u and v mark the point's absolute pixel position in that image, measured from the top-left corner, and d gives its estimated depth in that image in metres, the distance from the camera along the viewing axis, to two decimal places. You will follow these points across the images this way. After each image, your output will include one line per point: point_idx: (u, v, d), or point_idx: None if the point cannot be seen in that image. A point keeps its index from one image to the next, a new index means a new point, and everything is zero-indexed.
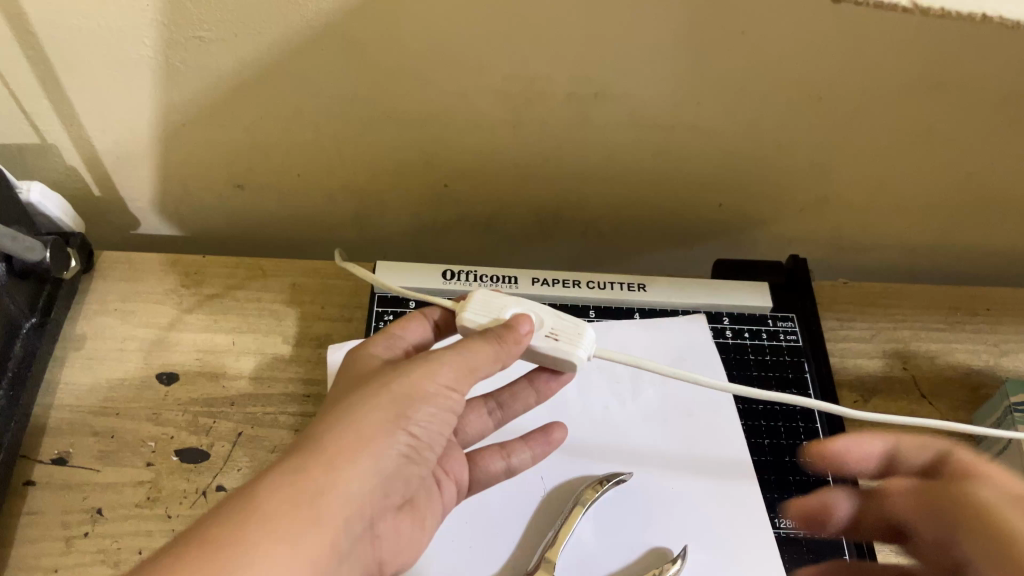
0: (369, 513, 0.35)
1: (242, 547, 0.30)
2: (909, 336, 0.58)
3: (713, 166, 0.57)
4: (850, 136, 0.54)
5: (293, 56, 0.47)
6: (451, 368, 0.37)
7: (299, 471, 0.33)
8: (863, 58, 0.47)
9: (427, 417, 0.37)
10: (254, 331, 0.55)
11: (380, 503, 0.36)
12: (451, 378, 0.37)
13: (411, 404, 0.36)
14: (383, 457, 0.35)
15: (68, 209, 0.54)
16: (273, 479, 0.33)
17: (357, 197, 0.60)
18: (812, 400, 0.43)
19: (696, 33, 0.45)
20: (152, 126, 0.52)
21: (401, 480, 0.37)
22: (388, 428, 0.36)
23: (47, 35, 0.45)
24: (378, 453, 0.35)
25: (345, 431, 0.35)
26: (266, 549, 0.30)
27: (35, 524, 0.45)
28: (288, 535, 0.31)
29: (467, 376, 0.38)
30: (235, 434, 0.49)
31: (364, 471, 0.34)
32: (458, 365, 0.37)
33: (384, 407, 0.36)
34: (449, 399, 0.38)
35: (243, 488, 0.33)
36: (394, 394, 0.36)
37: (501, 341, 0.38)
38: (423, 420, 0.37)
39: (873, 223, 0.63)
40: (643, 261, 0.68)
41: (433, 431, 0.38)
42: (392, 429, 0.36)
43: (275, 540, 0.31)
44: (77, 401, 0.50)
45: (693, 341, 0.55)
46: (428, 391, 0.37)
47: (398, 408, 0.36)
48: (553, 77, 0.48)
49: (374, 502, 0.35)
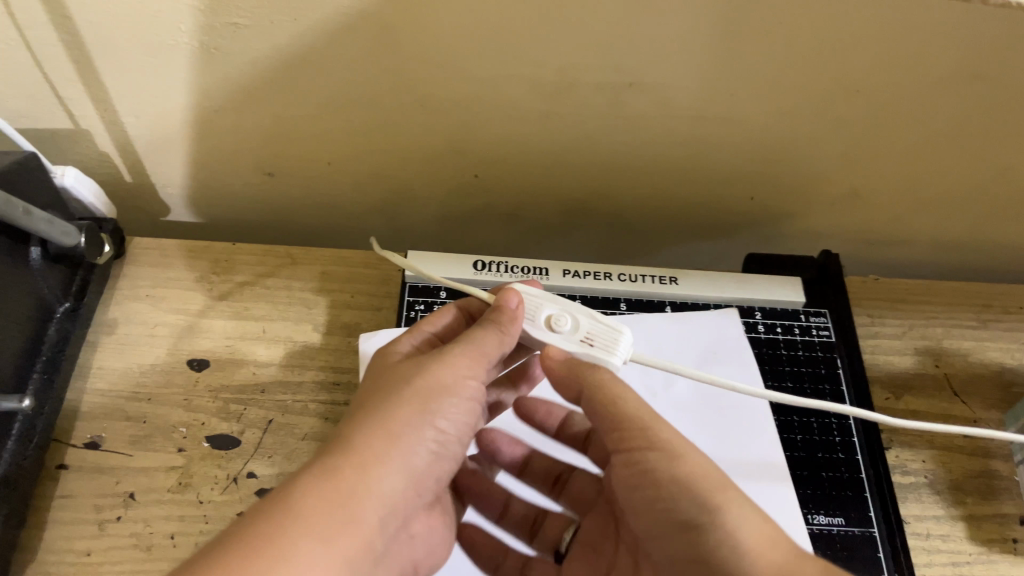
0: (402, 512, 0.35)
1: (281, 546, 0.30)
2: (942, 333, 0.58)
3: (744, 158, 0.56)
4: (886, 129, 0.53)
5: (328, 42, 0.47)
6: (465, 360, 0.38)
7: (330, 472, 0.33)
8: (903, 51, 0.46)
9: (452, 409, 0.37)
10: (285, 318, 0.55)
11: (412, 502, 0.36)
12: (468, 367, 0.38)
13: (434, 397, 0.37)
14: (410, 454, 0.36)
15: (101, 195, 0.54)
16: (305, 479, 0.33)
17: (387, 186, 0.60)
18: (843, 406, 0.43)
19: (735, 24, 0.45)
20: (185, 112, 0.52)
21: (432, 476, 0.37)
22: (414, 423, 0.36)
23: (83, 20, 0.45)
24: (406, 449, 0.35)
25: (370, 429, 0.35)
26: (304, 549, 0.30)
27: (68, 506, 0.45)
28: (324, 534, 0.31)
29: (481, 363, 0.39)
30: (266, 422, 0.50)
31: (392, 468, 0.35)
32: (469, 355, 0.38)
33: (407, 403, 0.36)
34: (470, 388, 0.38)
35: (276, 489, 0.32)
36: (414, 389, 0.37)
37: (501, 325, 0.40)
38: (450, 413, 0.37)
39: (905, 218, 0.62)
40: (671, 253, 0.68)
41: (459, 425, 0.38)
42: (418, 423, 0.36)
43: (312, 539, 0.31)
44: (109, 386, 0.50)
45: (726, 336, 0.54)
46: (448, 383, 0.38)
47: (421, 401, 0.37)
48: (588, 66, 0.48)
49: (406, 500, 0.35)
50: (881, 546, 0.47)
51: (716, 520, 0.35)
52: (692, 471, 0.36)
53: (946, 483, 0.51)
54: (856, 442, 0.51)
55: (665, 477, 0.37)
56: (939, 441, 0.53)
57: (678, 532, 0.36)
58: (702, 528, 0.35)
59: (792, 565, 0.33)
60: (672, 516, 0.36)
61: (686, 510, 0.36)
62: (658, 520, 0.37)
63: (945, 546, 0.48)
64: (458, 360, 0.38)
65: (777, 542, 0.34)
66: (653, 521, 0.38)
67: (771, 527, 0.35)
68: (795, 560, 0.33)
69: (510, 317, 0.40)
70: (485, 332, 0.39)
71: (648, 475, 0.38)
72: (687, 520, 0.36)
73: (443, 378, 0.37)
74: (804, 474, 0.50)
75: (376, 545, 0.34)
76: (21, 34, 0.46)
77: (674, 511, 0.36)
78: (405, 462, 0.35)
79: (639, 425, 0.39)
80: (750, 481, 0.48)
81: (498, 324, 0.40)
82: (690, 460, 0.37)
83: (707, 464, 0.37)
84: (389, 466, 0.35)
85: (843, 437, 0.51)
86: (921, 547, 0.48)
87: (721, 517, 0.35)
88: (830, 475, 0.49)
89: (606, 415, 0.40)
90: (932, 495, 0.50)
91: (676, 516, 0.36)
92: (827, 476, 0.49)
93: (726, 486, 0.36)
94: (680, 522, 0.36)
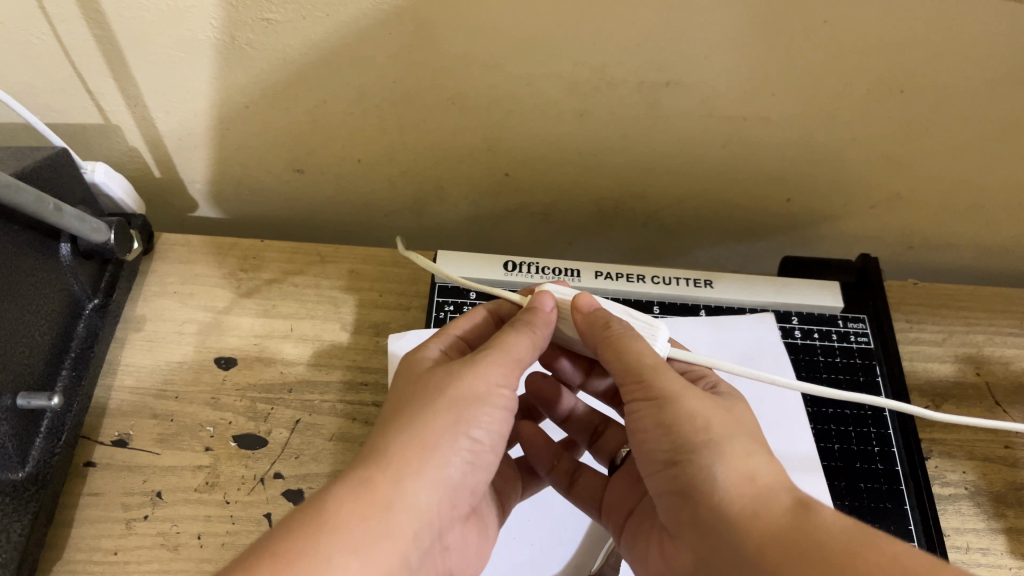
0: (438, 525, 0.34)
1: (317, 558, 0.29)
2: (983, 340, 0.56)
3: (782, 158, 0.55)
4: (930, 131, 0.52)
5: (360, 39, 0.46)
6: (498, 368, 0.38)
7: (364, 484, 0.32)
8: (953, 50, 0.45)
9: (486, 419, 0.37)
10: (313, 317, 0.55)
11: (448, 515, 0.35)
12: (501, 376, 0.38)
13: (468, 407, 0.36)
14: (446, 465, 0.35)
15: (131, 190, 0.54)
16: (339, 491, 0.32)
17: (417, 183, 0.60)
18: (883, 399, 0.39)
19: (779, 21, 0.43)
20: (216, 108, 0.52)
21: (469, 488, 0.36)
22: (448, 434, 0.35)
23: (116, 14, 0.44)
24: (440, 460, 0.35)
25: (405, 440, 0.34)
26: (338, 563, 0.29)
27: (95, 504, 0.45)
28: (358, 547, 0.30)
29: (514, 369, 0.39)
30: (294, 422, 0.49)
31: (427, 479, 0.34)
32: (503, 362, 0.38)
33: (441, 413, 0.36)
34: (503, 397, 0.38)
35: (308, 501, 0.32)
36: (448, 399, 0.36)
37: (534, 328, 0.40)
38: (484, 422, 0.37)
39: (946, 222, 0.61)
40: (702, 253, 0.67)
41: (494, 435, 0.37)
42: (452, 434, 0.35)
43: (348, 552, 0.30)
44: (137, 383, 0.50)
45: (761, 341, 0.54)
46: (482, 392, 0.37)
47: (455, 411, 0.36)
48: (625, 64, 0.47)
49: (442, 513, 0.34)
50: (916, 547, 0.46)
51: (696, 461, 0.36)
52: (677, 416, 0.37)
53: (987, 495, 0.49)
54: (895, 452, 0.50)
55: (653, 422, 0.38)
56: (980, 452, 0.51)
57: (664, 468, 0.38)
58: (683, 469, 0.36)
59: (760, 506, 0.34)
60: (659, 454, 0.38)
61: (670, 449, 0.37)
62: (648, 458, 0.39)
63: (984, 559, 0.46)
64: (491, 368, 0.38)
65: (753, 482, 0.35)
66: (643, 458, 0.39)
67: (749, 468, 0.35)
68: (764, 502, 0.34)
69: (544, 319, 0.41)
70: (519, 335, 0.39)
71: (638, 420, 0.39)
72: (672, 459, 0.37)
73: (477, 387, 0.37)
74: (841, 485, 0.49)
75: (413, 561, 0.32)
76: (53, 28, 0.45)
77: (659, 450, 0.38)
78: (440, 474, 0.34)
79: (636, 375, 0.38)
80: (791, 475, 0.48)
81: (530, 328, 0.40)
82: (679, 407, 0.37)
83: (697, 409, 0.37)
84: (424, 477, 0.34)
85: (882, 447, 0.50)
86: (962, 561, 0.46)
87: (700, 459, 0.36)
88: (868, 486, 0.49)
89: (611, 359, 0.40)
90: (972, 507, 0.48)
91: (662, 455, 0.38)
92: (865, 487, 0.49)
93: (711, 430, 0.37)
94: (666, 460, 0.37)
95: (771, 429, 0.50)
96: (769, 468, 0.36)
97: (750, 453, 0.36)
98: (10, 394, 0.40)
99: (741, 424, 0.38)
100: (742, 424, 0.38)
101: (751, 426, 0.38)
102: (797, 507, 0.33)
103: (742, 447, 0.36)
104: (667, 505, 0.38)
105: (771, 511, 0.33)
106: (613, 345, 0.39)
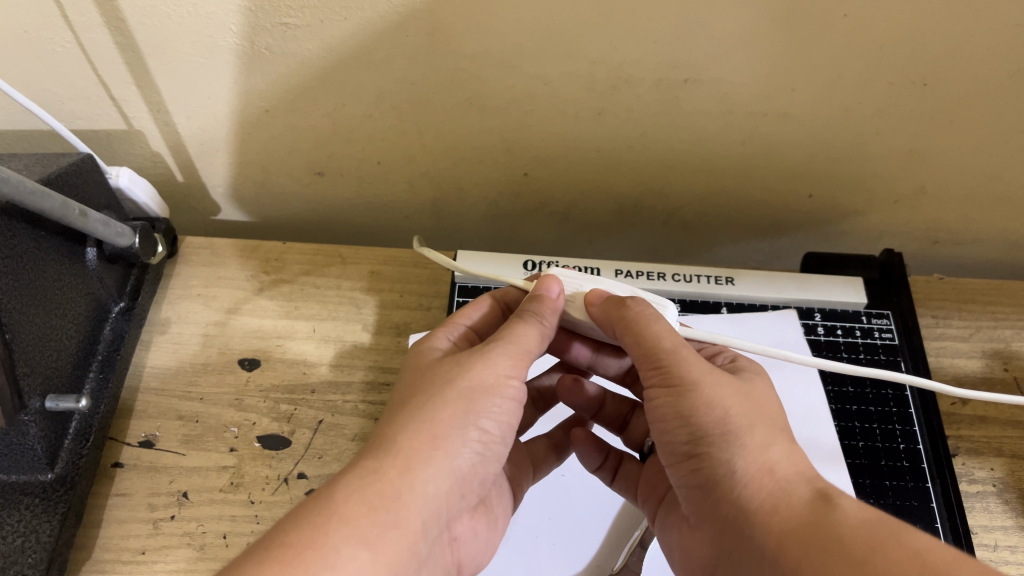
0: (447, 514, 0.35)
1: (327, 550, 0.29)
2: (1011, 335, 0.56)
3: (803, 153, 0.55)
4: (955, 123, 0.51)
5: (376, 42, 0.46)
6: (507, 358, 0.38)
7: (374, 476, 0.32)
8: (977, 41, 0.44)
9: (496, 409, 0.37)
10: (335, 318, 0.56)
11: (455, 505, 0.35)
12: (509, 366, 0.38)
13: (477, 397, 0.36)
14: (454, 456, 0.35)
15: (155, 195, 0.54)
16: (349, 482, 0.32)
17: (436, 184, 0.60)
18: (887, 373, 0.39)
19: (798, 15, 0.43)
20: (236, 113, 0.53)
21: (477, 478, 0.36)
22: (458, 425, 0.35)
23: (137, 21, 0.45)
24: (450, 451, 0.35)
25: (414, 431, 0.34)
26: (348, 554, 0.29)
27: (123, 504, 0.45)
28: (368, 537, 0.30)
29: (523, 361, 0.39)
30: (316, 422, 0.50)
31: (437, 470, 0.34)
32: (512, 353, 0.38)
33: (451, 403, 0.36)
34: (512, 387, 0.38)
35: (316, 490, 0.32)
36: (458, 389, 0.36)
37: (541, 318, 0.40)
38: (493, 412, 0.37)
39: (974, 215, 0.60)
40: (724, 249, 0.67)
41: (504, 426, 0.37)
42: (461, 424, 0.35)
43: (358, 543, 0.30)
44: (161, 385, 0.51)
45: (783, 336, 0.53)
46: (491, 382, 0.37)
47: (465, 401, 0.36)
48: (641, 62, 0.47)
49: (451, 503, 0.34)
50: (944, 537, 0.46)
51: (715, 455, 0.36)
52: (695, 407, 0.36)
53: (1015, 492, 0.48)
54: (920, 449, 0.50)
55: (671, 411, 0.37)
56: (1008, 448, 0.50)
57: (684, 460, 0.37)
58: (702, 463, 0.36)
59: (779, 499, 0.34)
60: (677, 445, 0.37)
61: (689, 442, 0.37)
62: (668, 448, 0.38)
63: (1013, 557, 0.45)
64: (499, 358, 0.38)
65: (772, 475, 0.34)
66: (662, 447, 0.39)
67: (769, 460, 0.35)
68: (785, 494, 0.34)
69: (550, 308, 0.41)
70: (526, 326, 0.39)
71: (656, 407, 0.38)
72: (691, 452, 0.37)
73: (485, 378, 0.37)
74: (866, 483, 0.48)
75: (422, 550, 0.32)
76: (77, 36, 0.46)
77: (678, 442, 0.37)
78: (449, 464, 0.34)
79: (654, 361, 0.38)
80: (815, 462, 0.48)
81: (538, 319, 0.40)
82: (697, 395, 0.36)
83: (716, 397, 0.36)
84: (433, 468, 0.34)
85: (907, 444, 0.50)
86: (990, 559, 0.45)
87: (719, 453, 0.35)
88: (893, 485, 0.48)
89: (630, 343, 0.39)
90: (999, 504, 0.48)
91: (681, 447, 0.37)
92: (890, 486, 0.48)
93: (729, 421, 0.36)
94: (685, 452, 0.37)
95: (794, 419, 0.50)
96: (788, 458, 0.36)
97: (769, 442, 0.36)
98: (39, 397, 0.41)
99: (761, 410, 0.37)
100: (763, 409, 0.37)
101: (771, 409, 0.38)
102: (817, 501, 0.33)
103: (762, 436, 0.36)
104: (687, 496, 0.38)
105: (792, 502, 0.33)
106: (630, 328, 0.38)
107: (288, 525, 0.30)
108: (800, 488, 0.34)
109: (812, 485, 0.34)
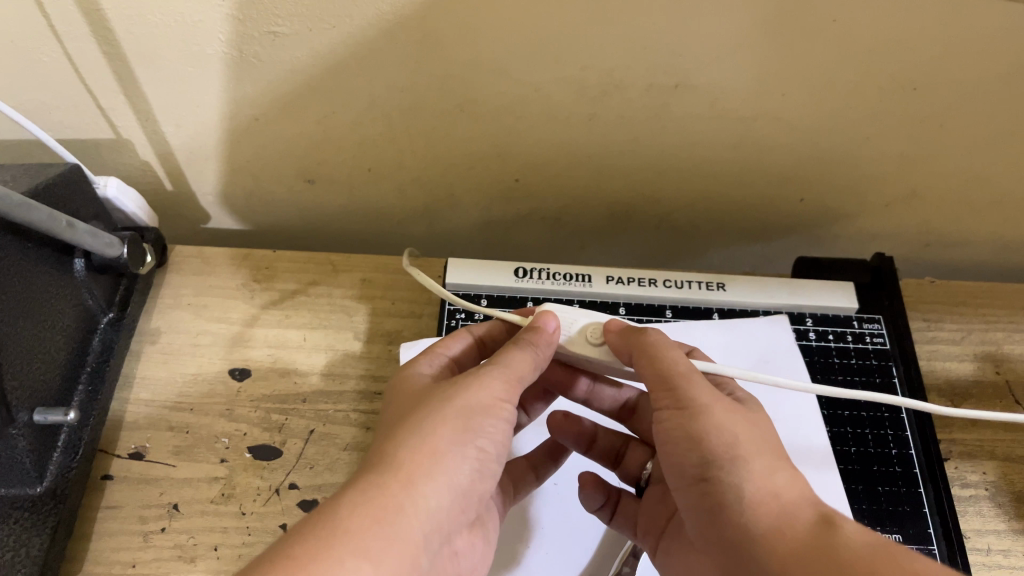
0: (446, 531, 0.34)
1: (330, 563, 0.29)
2: (1002, 338, 0.56)
3: (794, 158, 0.55)
4: (945, 127, 0.51)
5: (365, 48, 0.46)
6: (501, 380, 0.38)
7: (376, 492, 0.32)
8: (965, 45, 0.44)
9: (491, 429, 0.37)
10: (327, 327, 0.55)
11: (455, 522, 0.35)
12: (502, 391, 0.38)
13: (474, 417, 0.36)
14: (454, 472, 0.34)
15: (144, 204, 0.54)
16: (349, 498, 0.32)
17: (427, 190, 0.60)
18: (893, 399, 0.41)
19: (786, 20, 0.43)
20: (225, 121, 0.52)
21: (475, 495, 0.36)
22: (457, 443, 0.35)
23: (124, 30, 0.45)
24: (450, 468, 0.34)
25: (413, 446, 0.34)
26: (351, 568, 0.29)
27: (113, 517, 0.45)
28: (371, 551, 0.30)
29: (516, 386, 0.38)
30: (308, 431, 0.50)
31: (437, 485, 0.34)
32: (505, 376, 0.38)
33: (449, 422, 0.36)
34: (506, 410, 0.38)
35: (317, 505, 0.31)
36: (456, 407, 0.36)
37: (535, 346, 0.40)
38: (490, 432, 0.36)
39: (966, 218, 0.60)
40: (717, 254, 0.67)
41: (499, 445, 0.37)
42: (460, 442, 0.35)
43: (361, 557, 0.30)
44: (152, 396, 0.51)
45: (773, 342, 0.54)
46: (488, 403, 0.37)
47: (462, 422, 0.36)
48: (631, 67, 0.47)
49: (451, 518, 0.34)
50: (938, 547, 0.46)
51: (724, 479, 0.35)
52: (707, 430, 0.36)
53: (1008, 495, 0.48)
54: (913, 455, 0.50)
55: (683, 434, 0.37)
56: (1001, 452, 0.50)
57: (693, 484, 0.37)
58: (711, 486, 0.36)
59: (785, 524, 0.33)
60: (688, 469, 0.37)
61: (699, 466, 0.36)
62: (677, 472, 0.38)
63: (1006, 562, 0.45)
64: (494, 381, 0.38)
65: (777, 500, 0.34)
66: (671, 471, 0.38)
67: (774, 485, 0.35)
68: (789, 520, 0.34)
69: (545, 339, 0.41)
70: (519, 353, 0.39)
71: (670, 431, 0.38)
72: (700, 475, 0.36)
73: (482, 399, 0.37)
74: (858, 488, 0.48)
75: (423, 566, 0.32)
76: (63, 46, 0.46)
77: (688, 465, 0.37)
78: (449, 479, 0.34)
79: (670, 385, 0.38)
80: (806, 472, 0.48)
81: (532, 347, 0.40)
82: (710, 418, 0.37)
83: (727, 423, 0.37)
84: (434, 484, 0.34)
85: (900, 449, 0.50)
86: (984, 563, 0.45)
87: (728, 477, 0.35)
88: (886, 490, 0.48)
89: (647, 370, 0.39)
90: (992, 508, 0.48)
91: (691, 471, 0.37)
92: (883, 491, 0.48)
93: (739, 447, 0.36)
94: (695, 475, 0.37)
95: (785, 428, 0.50)
96: (791, 483, 0.35)
97: (774, 469, 0.36)
98: (27, 410, 0.41)
99: (770, 440, 0.37)
100: (771, 439, 0.38)
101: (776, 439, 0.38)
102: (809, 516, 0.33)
103: (768, 463, 0.36)
104: (694, 520, 0.37)
105: (794, 530, 0.33)
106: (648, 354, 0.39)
107: (289, 539, 0.30)
108: (806, 514, 0.34)
109: (815, 510, 0.34)
